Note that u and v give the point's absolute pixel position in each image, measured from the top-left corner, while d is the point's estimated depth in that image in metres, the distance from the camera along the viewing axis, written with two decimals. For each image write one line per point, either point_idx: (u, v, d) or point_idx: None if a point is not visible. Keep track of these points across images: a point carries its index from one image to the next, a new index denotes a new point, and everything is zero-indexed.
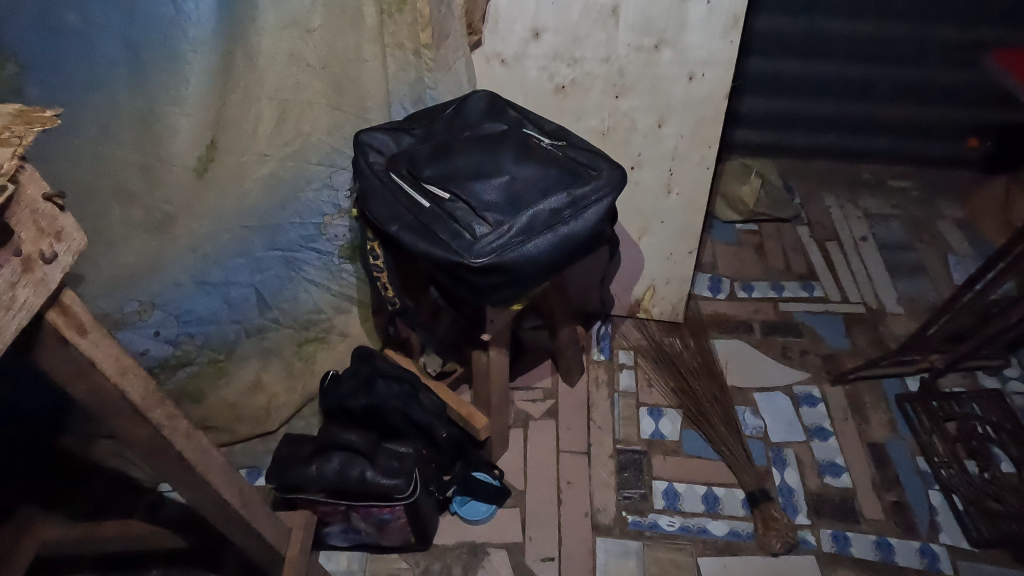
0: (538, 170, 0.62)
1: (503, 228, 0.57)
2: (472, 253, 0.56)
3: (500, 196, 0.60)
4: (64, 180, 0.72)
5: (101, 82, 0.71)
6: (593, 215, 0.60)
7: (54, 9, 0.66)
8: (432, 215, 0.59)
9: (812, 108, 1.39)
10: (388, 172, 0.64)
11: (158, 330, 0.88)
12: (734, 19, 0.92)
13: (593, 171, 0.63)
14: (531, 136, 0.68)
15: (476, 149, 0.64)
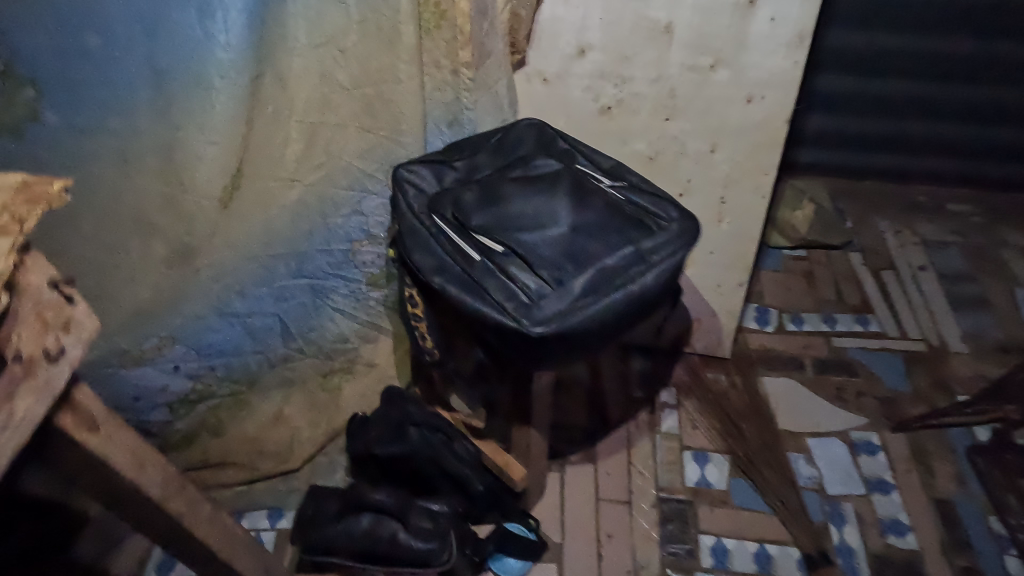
0: (600, 221, 0.57)
1: (564, 289, 0.52)
2: (531, 319, 0.51)
3: (557, 251, 0.55)
4: (82, 212, 0.67)
5: (122, 108, 0.66)
6: (662, 271, 0.54)
7: (74, 29, 0.60)
8: (483, 270, 0.54)
9: (869, 125, 1.30)
10: (432, 215, 0.59)
11: (179, 365, 0.83)
12: (800, 37, 0.84)
13: (660, 220, 0.58)
14: (588, 177, 0.63)
15: (529, 193, 0.59)
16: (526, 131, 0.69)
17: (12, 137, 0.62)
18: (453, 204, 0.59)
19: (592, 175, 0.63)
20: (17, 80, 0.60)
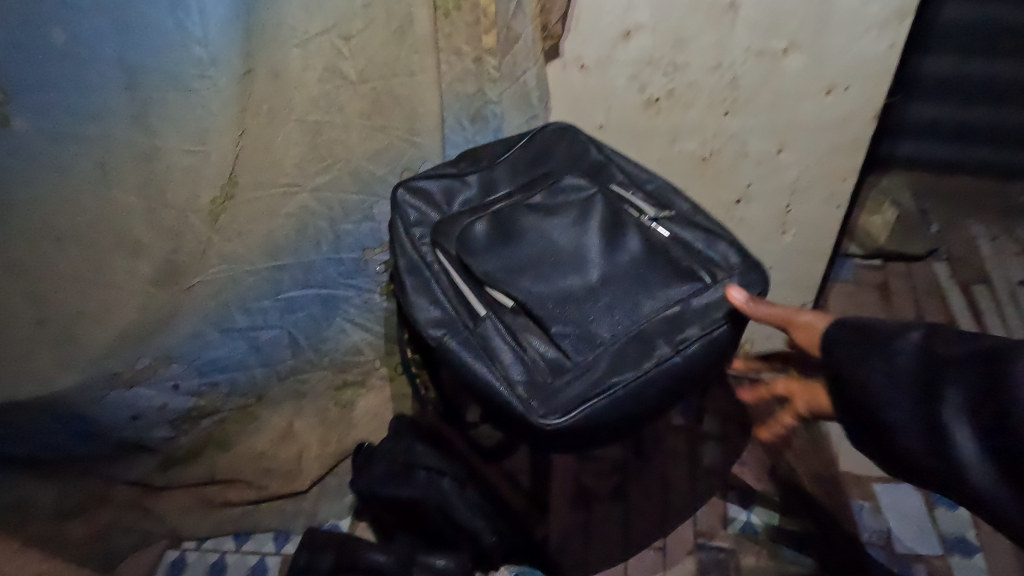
0: (629, 278, 0.58)
1: (585, 365, 0.54)
2: (547, 409, 0.53)
3: (579, 315, 0.56)
4: (58, 227, 0.61)
5: (94, 111, 0.58)
6: (698, 340, 0.55)
7: (34, 21, 0.53)
8: (496, 336, 0.56)
9: (966, 113, 1.17)
10: (446, 259, 0.59)
11: (178, 383, 0.77)
12: (899, 16, 0.69)
13: (696, 274, 0.58)
14: (623, 212, 0.62)
15: (552, 243, 0.60)
16: (555, 141, 0.66)
17: None
18: (470, 248, 0.59)
19: (632, 205, 0.63)
20: None
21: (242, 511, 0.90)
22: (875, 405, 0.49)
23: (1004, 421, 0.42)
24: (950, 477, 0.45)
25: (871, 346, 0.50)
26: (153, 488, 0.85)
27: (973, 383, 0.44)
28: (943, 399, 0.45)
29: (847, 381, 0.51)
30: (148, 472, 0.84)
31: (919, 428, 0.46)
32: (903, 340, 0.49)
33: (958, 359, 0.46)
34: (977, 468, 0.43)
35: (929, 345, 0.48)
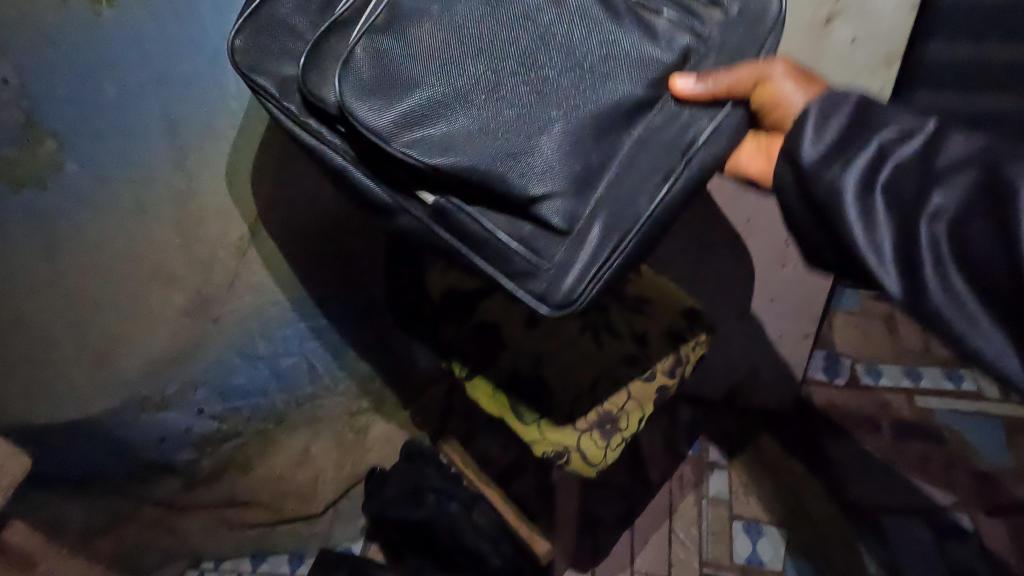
0: (561, 95, 0.51)
1: (569, 195, 0.52)
2: (554, 287, 0.53)
3: (528, 108, 0.51)
4: (100, 262, 0.66)
5: (139, 156, 0.64)
6: (727, 131, 0.54)
7: (88, 78, 0.58)
8: (467, 216, 0.53)
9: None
10: (378, 139, 0.50)
11: (202, 408, 0.82)
12: (887, 61, 0.75)
13: (671, 26, 0.53)
14: (546, 1, 0.52)
15: (485, 57, 0.51)
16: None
17: (36, 189, 0.59)
18: (391, 113, 0.50)
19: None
20: (40, 132, 0.57)
21: (259, 534, 0.96)
22: (828, 194, 0.46)
23: (915, 210, 0.43)
24: (833, 231, 0.47)
25: (853, 133, 0.47)
26: (174, 508, 0.88)
27: (925, 177, 0.44)
28: (894, 185, 0.44)
29: (801, 167, 0.48)
30: (172, 492, 0.86)
31: (892, 245, 0.43)
32: (886, 129, 0.46)
33: (915, 153, 0.45)
34: (859, 231, 0.45)
35: (928, 146, 0.45)
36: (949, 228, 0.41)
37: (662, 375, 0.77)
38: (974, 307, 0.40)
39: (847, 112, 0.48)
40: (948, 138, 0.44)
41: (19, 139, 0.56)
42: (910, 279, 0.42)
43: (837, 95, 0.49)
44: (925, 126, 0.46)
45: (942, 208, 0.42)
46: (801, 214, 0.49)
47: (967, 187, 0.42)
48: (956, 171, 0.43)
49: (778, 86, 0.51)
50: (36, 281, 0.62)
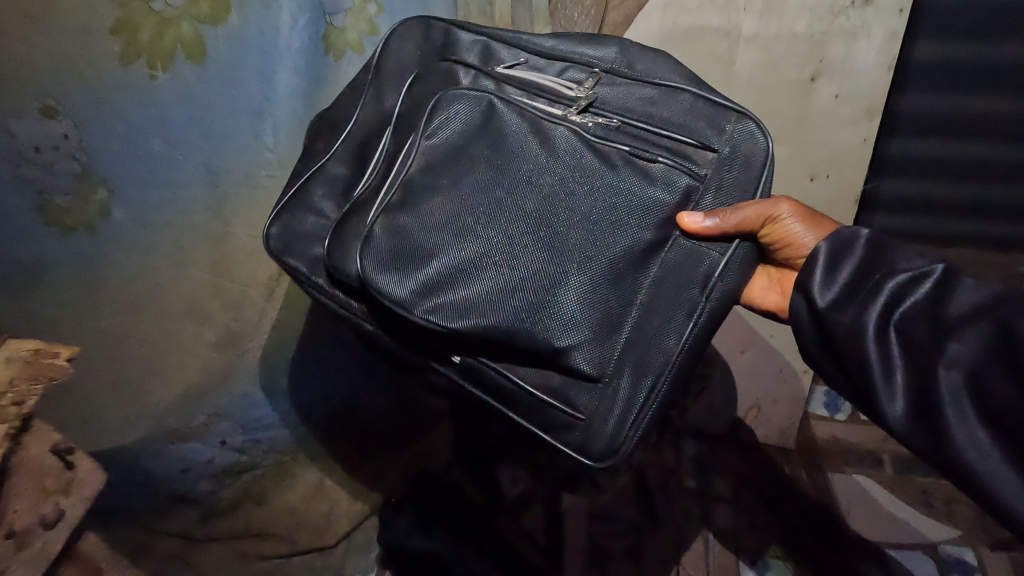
0: (571, 255, 0.58)
1: (594, 344, 0.59)
2: (598, 436, 0.60)
3: (542, 272, 0.57)
4: (138, 300, 0.70)
5: (182, 203, 0.70)
6: (739, 262, 0.60)
7: (141, 134, 0.65)
8: (499, 374, 0.61)
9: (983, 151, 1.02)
10: (406, 312, 0.57)
11: (225, 440, 0.85)
12: (869, 113, 0.84)
13: (667, 170, 0.59)
14: (545, 165, 0.59)
15: (500, 228, 0.58)
16: (460, 115, 0.62)
17: (85, 232, 0.64)
18: (417, 284, 0.57)
19: (548, 93, 0.62)
20: (92, 182, 0.63)
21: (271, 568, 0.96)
22: (852, 335, 0.56)
23: (932, 357, 0.52)
24: (850, 363, 0.56)
25: (865, 279, 0.57)
26: (193, 540, 0.86)
27: (938, 325, 0.53)
28: (907, 330, 0.54)
29: (815, 309, 0.58)
30: (189, 524, 0.85)
31: (898, 380, 0.54)
32: (898, 273, 0.56)
33: (927, 299, 0.54)
34: (879, 372, 0.54)
35: (939, 290, 0.54)
36: (963, 377, 0.51)
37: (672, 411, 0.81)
38: (986, 449, 0.49)
39: (858, 254, 0.59)
40: (956, 286, 0.54)
41: (74, 190, 0.63)
42: (919, 415, 0.52)
43: (841, 237, 0.60)
44: (932, 272, 0.55)
45: (956, 356, 0.51)
46: (811, 341, 0.60)
47: (979, 339, 0.51)
48: (970, 323, 0.52)
49: (784, 228, 0.62)
50: (74, 320, 0.66)
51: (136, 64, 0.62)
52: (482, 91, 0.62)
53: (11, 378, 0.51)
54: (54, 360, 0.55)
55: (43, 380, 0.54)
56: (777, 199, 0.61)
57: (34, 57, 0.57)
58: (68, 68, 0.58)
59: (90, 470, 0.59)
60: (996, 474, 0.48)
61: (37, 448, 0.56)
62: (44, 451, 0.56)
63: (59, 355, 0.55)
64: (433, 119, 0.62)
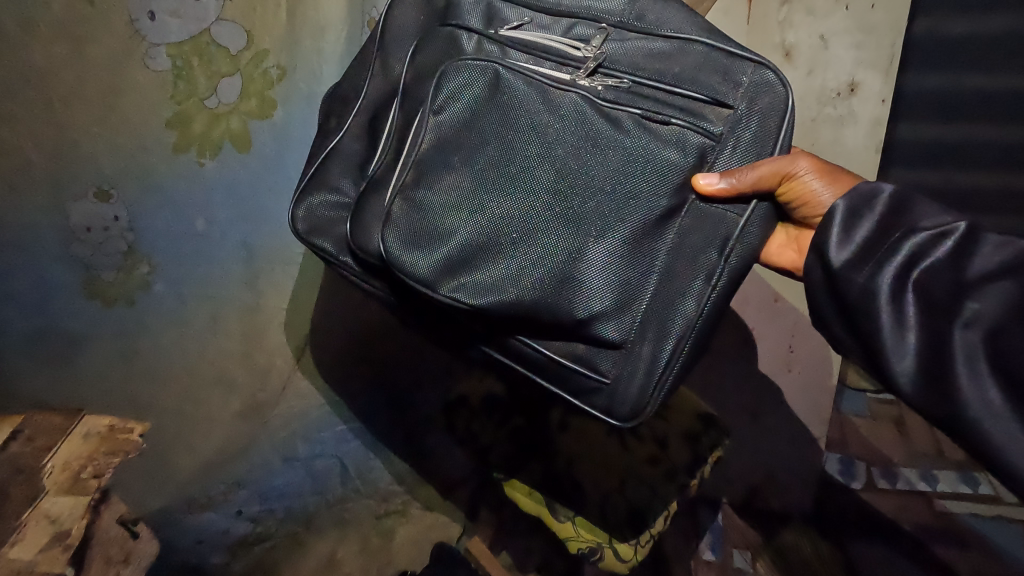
0: (593, 223, 0.51)
1: (617, 312, 0.53)
2: (625, 402, 0.56)
3: (561, 242, 0.51)
4: (171, 370, 0.74)
5: (217, 278, 0.75)
6: (760, 220, 0.53)
7: (185, 216, 0.70)
8: (526, 344, 0.57)
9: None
10: (427, 290, 0.53)
11: (242, 509, 0.84)
12: None
13: (684, 134, 0.50)
14: (557, 132, 0.51)
15: (514, 205, 0.51)
16: (461, 81, 0.53)
17: (124, 305, 0.69)
18: (435, 262, 0.52)
19: (555, 56, 0.53)
20: (136, 258, 0.69)
21: None
22: (862, 299, 0.47)
23: (949, 318, 0.43)
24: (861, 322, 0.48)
25: (882, 237, 0.48)
26: None
27: (958, 281, 0.44)
28: (923, 287, 0.45)
29: (829, 269, 0.49)
30: None
31: (902, 337, 0.45)
32: (918, 230, 0.47)
33: (948, 254, 0.45)
34: (887, 331, 0.46)
35: (960, 247, 0.45)
36: (984, 338, 0.42)
37: (682, 474, 0.80)
38: (1002, 410, 0.40)
39: (879, 209, 0.49)
40: (983, 240, 0.44)
41: (119, 266, 0.68)
42: (927, 377, 0.44)
43: (863, 191, 0.49)
44: (956, 227, 0.45)
45: (978, 315, 0.42)
46: (831, 315, 0.50)
47: (1007, 295, 0.42)
48: (996, 278, 0.43)
49: (808, 184, 0.52)
50: (109, 390, 0.70)
51: (186, 154, 0.68)
52: (485, 58, 0.53)
53: (94, 451, 0.67)
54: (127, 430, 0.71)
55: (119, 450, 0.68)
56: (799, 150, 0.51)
57: (96, 150, 0.64)
58: (125, 157, 0.65)
59: (145, 539, 0.72)
60: (1016, 446, 0.40)
61: (108, 520, 0.66)
62: (113, 521, 0.67)
63: (133, 424, 0.71)
64: (437, 90, 0.53)
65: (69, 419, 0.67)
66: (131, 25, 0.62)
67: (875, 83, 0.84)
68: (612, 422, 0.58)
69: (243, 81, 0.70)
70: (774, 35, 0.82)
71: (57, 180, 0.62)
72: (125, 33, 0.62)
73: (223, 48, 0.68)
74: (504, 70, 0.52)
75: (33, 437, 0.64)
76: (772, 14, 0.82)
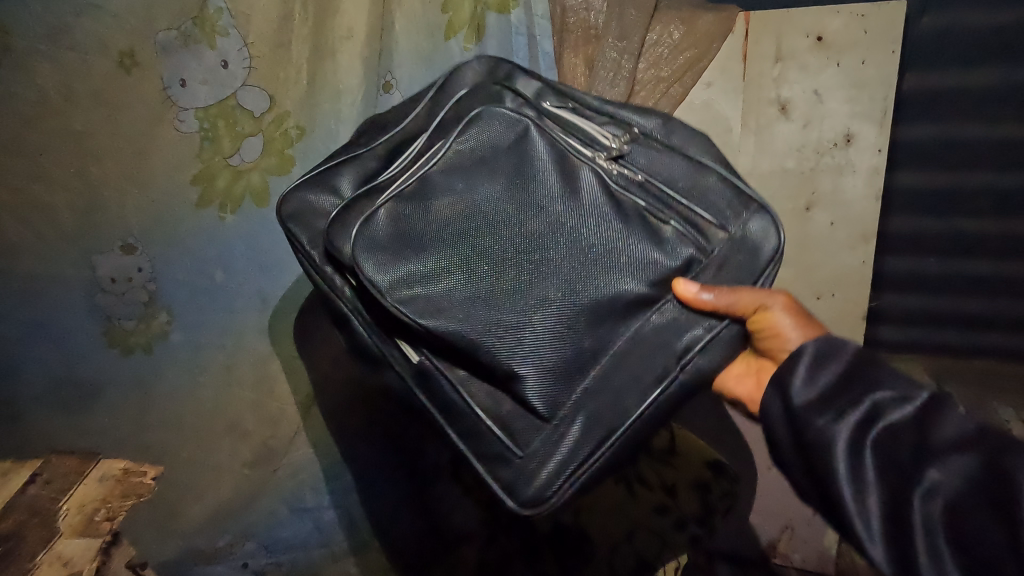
0: (560, 277, 0.51)
1: (555, 384, 0.51)
2: (526, 486, 0.51)
3: (527, 287, 0.51)
4: (183, 417, 0.75)
5: (233, 327, 0.76)
6: (723, 342, 0.52)
7: (204, 268, 0.73)
8: (447, 383, 0.54)
9: (959, 267, 1.09)
10: (378, 286, 0.52)
11: (245, 563, 0.80)
12: (864, 237, 0.90)
13: (677, 237, 0.53)
14: (556, 191, 0.54)
15: (489, 243, 0.52)
16: (494, 128, 0.56)
17: (142, 353, 0.72)
18: (399, 267, 0.52)
19: (582, 136, 0.57)
20: (155, 308, 0.72)
21: None
22: (821, 448, 0.46)
23: (910, 486, 0.43)
24: (819, 475, 0.46)
25: (846, 387, 0.48)
26: None
27: (921, 448, 0.44)
28: (885, 448, 0.45)
29: (789, 406, 0.49)
30: None
31: (865, 500, 0.44)
32: (879, 389, 0.47)
33: (912, 418, 0.45)
34: (847, 487, 0.45)
35: (922, 415, 0.45)
36: (944, 511, 0.42)
37: (692, 524, 0.81)
38: None
39: (842, 360, 0.49)
40: (947, 409, 0.45)
41: (140, 315, 0.72)
42: (891, 549, 0.43)
43: (834, 342, 0.50)
44: (919, 395, 0.46)
45: (937, 485, 0.42)
46: (786, 447, 0.49)
47: (965, 472, 0.42)
48: (958, 452, 0.43)
49: (778, 320, 0.51)
50: (127, 431, 0.74)
51: (208, 209, 0.72)
52: (521, 114, 0.57)
53: (107, 497, 0.73)
54: (140, 472, 0.75)
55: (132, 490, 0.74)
56: (779, 290, 0.52)
57: (123, 206, 0.68)
58: (150, 216, 0.69)
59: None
60: None
61: (116, 563, 0.71)
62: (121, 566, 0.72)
63: (147, 466, 0.75)
64: (469, 128, 0.57)
65: (85, 465, 0.73)
66: (164, 92, 0.67)
67: (871, 134, 0.86)
68: (505, 501, 0.51)
69: (264, 141, 0.74)
70: (769, 90, 0.86)
71: (89, 233, 0.67)
72: (158, 100, 0.67)
73: (247, 111, 0.72)
74: (530, 135, 0.56)
75: (51, 480, 0.72)
76: (766, 71, 0.86)
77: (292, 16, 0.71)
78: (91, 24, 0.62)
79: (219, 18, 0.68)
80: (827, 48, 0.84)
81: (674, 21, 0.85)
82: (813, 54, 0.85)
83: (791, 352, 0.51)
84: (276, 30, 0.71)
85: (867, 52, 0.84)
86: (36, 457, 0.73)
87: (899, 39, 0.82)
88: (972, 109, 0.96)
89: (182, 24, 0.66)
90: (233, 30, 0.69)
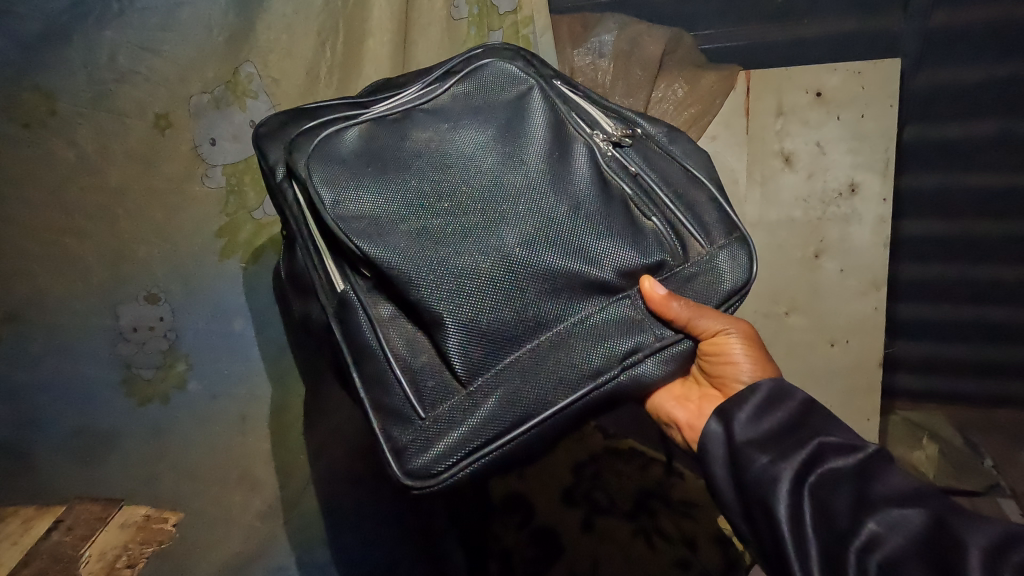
0: (519, 230, 0.49)
1: (483, 347, 0.48)
2: (415, 456, 0.46)
3: (485, 234, 0.49)
4: (195, 467, 0.74)
5: (252, 373, 0.78)
6: (676, 362, 0.50)
7: (225, 318, 0.76)
8: (365, 319, 0.50)
9: (969, 314, 1.09)
10: (330, 192, 0.50)
11: None
12: (874, 284, 0.91)
13: (655, 236, 0.52)
14: (539, 150, 0.52)
15: (451, 184, 0.50)
16: (497, 86, 0.56)
17: (159, 402, 0.72)
18: (359, 181, 0.50)
19: (586, 121, 0.57)
20: (175, 356, 0.73)
21: None
22: (761, 488, 0.45)
23: (846, 537, 0.41)
24: (759, 520, 0.45)
25: (790, 429, 0.48)
26: None
27: (859, 499, 0.42)
28: (824, 496, 0.43)
29: (730, 438, 0.49)
30: None
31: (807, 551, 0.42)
32: (828, 436, 0.47)
33: (852, 468, 0.44)
34: (787, 529, 0.43)
35: (866, 466, 0.44)
36: (879, 566, 0.39)
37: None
38: None
39: (790, 407, 0.49)
40: (889, 466, 0.44)
41: (159, 363, 0.72)
42: None
43: (783, 387, 0.51)
44: (866, 447, 0.46)
45: (872, 538, 0.40)
46: (725, 488, 0.48)
47: (904, 527, 0.40)
48: (899, 507, 0.41)
49: (734, 349, 0.53)
50: (137, 484, 0.71)
51: (232, 259, 0.76)
52: (530, 78, 0.56)
53: (126, 543, 0.68)
54: (164, 521, 0.71)
55: (149, 545, 0.69)
56: (739, 319, 0.54)
57: (151, 256, 0.69)
58: (176, 265, 0.71)
59: None
60: None
61: None
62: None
63: (171, 515, 0.72)
64: (471, 80, 0.57)
65: (107, 510, 0.69)
66: (195, 150, 0.71)
67: (875, 184, 0.89)
68: (391, 463, 0.46)
69: None
70: (773, 143, 0.89)
71: (115, 282, 0.67)
72: (188, 156, 0.71)
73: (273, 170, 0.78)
74: (531, 102, 0.54)
75: (72, 526, 0.67)
76: (768, 125, 0.89)
77: (319, 78, 0.78)
78: (128, 89, 0.64)
79: (250, 82, 0.73)
80: (827, 103, 0.88)
81: (677, 79, 0.89)
82: (813, 109, 0.88)
83: (745, 390, 0.52)
84: (302, 94, 0.77)
85: (865, 107, 0.87)
86: (52, 506, 0.68)
87: (897, 94, 0.86)
88: (971, 157, 0.99)
89: (214, 88, 0.70)
90: (262, 93, 0.74)
